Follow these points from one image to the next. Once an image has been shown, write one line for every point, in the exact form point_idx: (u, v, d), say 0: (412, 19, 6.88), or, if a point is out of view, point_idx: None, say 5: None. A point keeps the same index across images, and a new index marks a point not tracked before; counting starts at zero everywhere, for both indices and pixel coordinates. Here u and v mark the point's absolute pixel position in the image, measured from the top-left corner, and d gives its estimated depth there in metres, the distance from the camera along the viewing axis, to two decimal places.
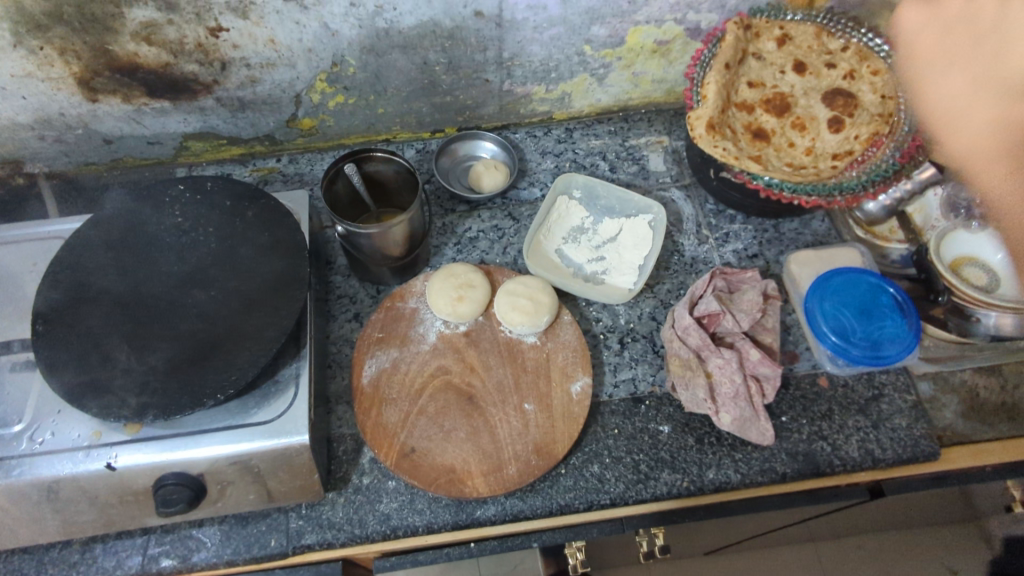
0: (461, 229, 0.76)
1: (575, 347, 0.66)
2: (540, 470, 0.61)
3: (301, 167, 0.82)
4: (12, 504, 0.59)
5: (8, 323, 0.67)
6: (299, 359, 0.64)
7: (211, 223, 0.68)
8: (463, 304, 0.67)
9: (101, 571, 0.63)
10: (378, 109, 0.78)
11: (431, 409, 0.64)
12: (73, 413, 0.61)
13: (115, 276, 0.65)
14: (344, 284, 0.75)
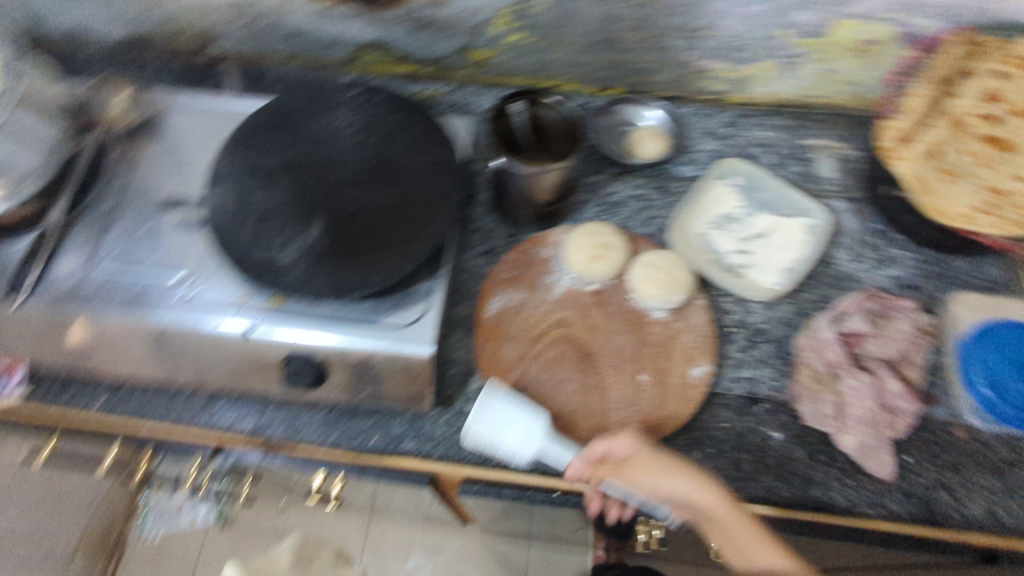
0: (608, 191, 0.74)
1: (704, 333, 0.65)
2: (643, 443, 0.61)
3: (463, 97, 0.81)
4: (157, 345, 0.64)
5: (179, 183, 0.71)
6: (435, 277, 0.65)
7: (376, 131, 0.69)
8: (600, 263, 0.67)
9: (219, 422, 0.69)
10: (553, 55, 0.77)
11: (547, 356, 0.65)
12: (226, 276, 0.65)
13: (282, 160, 0.67)
14: (481, 219, 0.74)
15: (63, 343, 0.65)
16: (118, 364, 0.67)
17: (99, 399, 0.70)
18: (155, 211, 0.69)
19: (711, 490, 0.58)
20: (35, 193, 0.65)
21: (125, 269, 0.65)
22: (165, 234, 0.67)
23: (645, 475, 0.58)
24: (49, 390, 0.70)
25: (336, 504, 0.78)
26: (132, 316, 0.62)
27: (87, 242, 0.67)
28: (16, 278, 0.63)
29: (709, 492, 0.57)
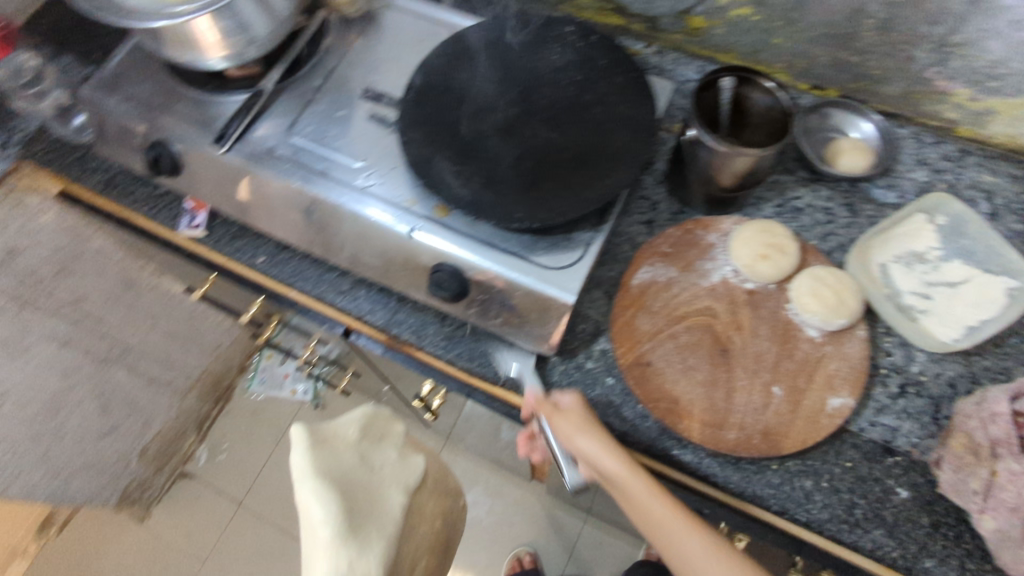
0: (792, 195, 0.71)
1: (854, 365, 0.61)
2: (757, 453, 0.59)
3: (665, 64, 0.80)
4: (326, 221, 0.67)
5: (381, 79, 0.73)
6: (596, 231, 0.64)
7: (580, 73, 0.68)
8: (764, 264, 0.63)
9: (356, 308, 0.72)
10: (775, 38, 0.72)
11: (683, 339, 0.63)
12: (403, 174, 0.67)
13: (479, 79, 0.68)
14: (651, 189, 0.74)
15: (246, 194, 0.71)
16: (285, 230, 0.72)
17: (260, 257, 0.75)
18: (357, 100, 0.71)
19: (612, 453, 0.58)
20: (255, 56, 0.69)
21: (316, 145, 0.68)
22: (355, 122, 0.70)
23: (564, 426, 0.59)
24: (226, 232, 0.77)
25: (434, 413, 0.87)
26: (315, 188, 0.65)
27: (284, 114, 0.71)
28: (222, 127, 0.69)
29: (613, 458, 0.58)
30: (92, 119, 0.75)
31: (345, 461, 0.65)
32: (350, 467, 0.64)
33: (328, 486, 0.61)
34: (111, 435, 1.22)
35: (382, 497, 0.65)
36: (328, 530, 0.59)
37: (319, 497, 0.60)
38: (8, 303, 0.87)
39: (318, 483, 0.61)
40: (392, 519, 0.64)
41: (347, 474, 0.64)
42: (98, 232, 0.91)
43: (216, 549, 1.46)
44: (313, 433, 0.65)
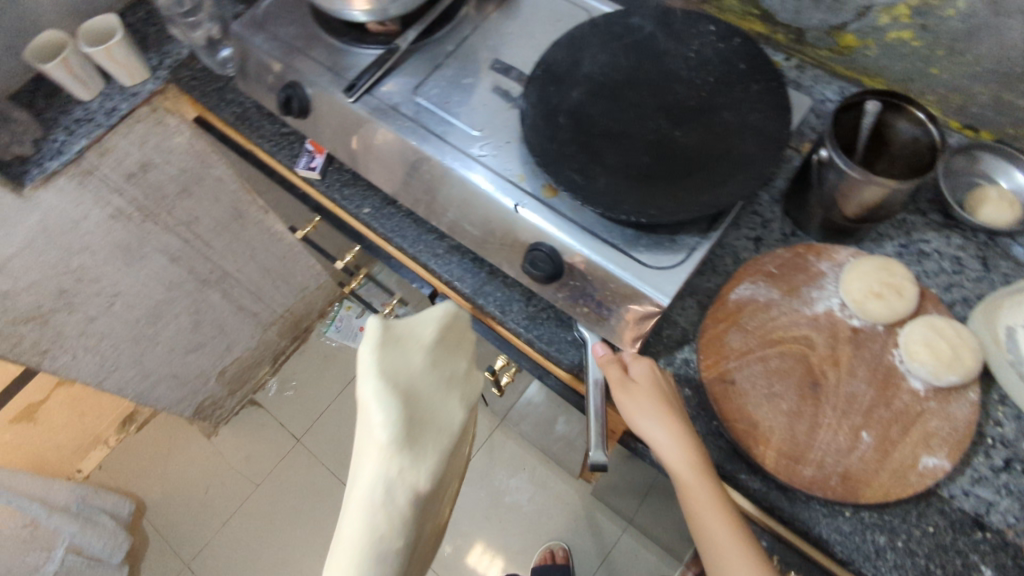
0: (919, 237, 0.68)
1: (958, 428, 0.57)
2: (832, 494, 0.56)
3: (803, 79, 0.78)
4: (435, 183, 0.69)
5: (512, 54, 0.73)
6: (703, 238, 0.62)
7: (714, 75, 0.66)
8: (877, 303, 0.60)
9: (446, 273, 0.73)
10: (933, 67, 0.70)
11: (773, 364, 0.60)
12: (517, 150, 0.67)
13: (611, 66, 0.67)
14: (766, 206, 0.72)
15: (364, 144, 0.73)
16: (393, 186, 0.74)
17: (366, 208, 0.78)
18: (486, 71, 0.72)
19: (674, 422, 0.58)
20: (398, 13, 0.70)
21: (438, 108, 0.70)
22: (480, 91, 0.71)
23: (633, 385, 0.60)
24: (338, 179, 0.80)
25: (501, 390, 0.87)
26: (431, 149, 0.67)
27: (413, 74, 0.72)
28: (354, 79, 0.71)
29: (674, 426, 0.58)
30: (236, 54, 0.80)
31: (406, 359, 0.49)
32: (408, 379, 0.48)
33: (395, 388, 0.46)
34: (197, 351, 1.30)
35: (449, 409, 0.49)
36: (384, 435, 0.44)
37: (381, 392, 0.46)
38: (134, 212, 0.94)
39: (389, 370, 0.47)
40: (446, 433, 0.47)
41: (412, 371, 0.48)
42: (221, 161, 0.97)
43: (270, 475, 1.52)
44: (387, 329, 0.50)
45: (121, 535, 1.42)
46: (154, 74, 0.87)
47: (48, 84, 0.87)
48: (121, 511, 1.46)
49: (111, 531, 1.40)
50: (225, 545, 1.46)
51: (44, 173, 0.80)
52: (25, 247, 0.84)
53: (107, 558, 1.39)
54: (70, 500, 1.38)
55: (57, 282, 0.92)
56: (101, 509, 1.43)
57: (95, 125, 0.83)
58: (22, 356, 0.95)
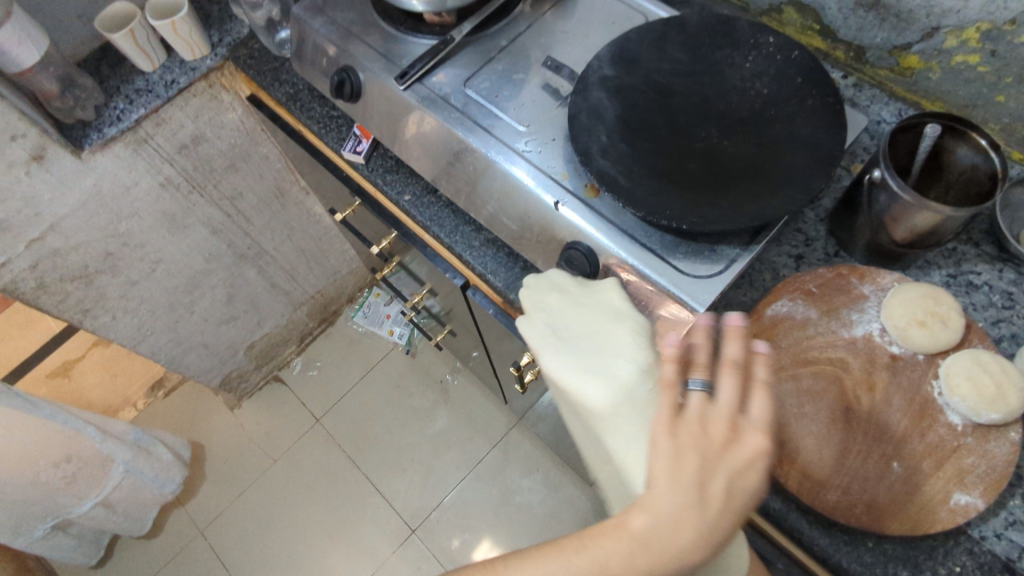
0: (970, 269, 0.66)
1: (997, 468, 0.54)
2: (856, 523, 0.54)
3: (859, 98, 0.76)
4: (477, 175, 0.69)
5: (564, 51, 0.73)
6: (743, 250, 0.61)
7: (768, 86, 0.65)
8: (920, 332, 0.58)
9: (480, 265, 0.74)
10: (999, 95, 0.68)
11: (805, 384, 0.59)
12: (562, 148, 0.67)
13: (663, 70, 0.67)
14: (811, 224, 0.70)
15: (411, 132, 0.74)
16: (435, 175, 0.74)
17: (406, 195, 0.79)
18: (538, 68, 0.72)
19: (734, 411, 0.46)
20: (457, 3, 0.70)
21: (487, 101, 0.70)
22: (529, 87, 0.71)
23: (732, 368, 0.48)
24: (381, 164, 0.81)
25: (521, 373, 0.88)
26: (477, 141, 0.67)
27: (464, 66, 0.73)
28: (406, 66, 0.72)
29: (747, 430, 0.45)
30: (294, 35, 0.81)
31: (582, 331, 0.57)
32: (600, 356, 0.55)
33: (596, 362, 0.55)
34: (229, 323, 1.33)
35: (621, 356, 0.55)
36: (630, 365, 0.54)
37: (588, 369, 0.55)
38: (182, 182, 0.97)
39: (573, 356, 0.56)
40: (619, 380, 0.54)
41: (596, 341, 0.56)
42: (269, 140, 1.02)
43: (288, 451, 1.55)
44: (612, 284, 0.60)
45: (173, 469, 1.44)
46: (213, 51, 0.89)
47: (113, 53, 0.89)
48: (175, 447, 1.48)
49: (163, 465, 1.40)
50: (239, 516, 1.49)
51: (102, 139, 0.83)
52: (78, 208, 0.87)
53: (155, 492, 1.41)
54: (131, 433, 1.33)
55: (105, 244, 0.95)
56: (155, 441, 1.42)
57: (155, 96, 0.86)
58: (65, 312, 0.98)
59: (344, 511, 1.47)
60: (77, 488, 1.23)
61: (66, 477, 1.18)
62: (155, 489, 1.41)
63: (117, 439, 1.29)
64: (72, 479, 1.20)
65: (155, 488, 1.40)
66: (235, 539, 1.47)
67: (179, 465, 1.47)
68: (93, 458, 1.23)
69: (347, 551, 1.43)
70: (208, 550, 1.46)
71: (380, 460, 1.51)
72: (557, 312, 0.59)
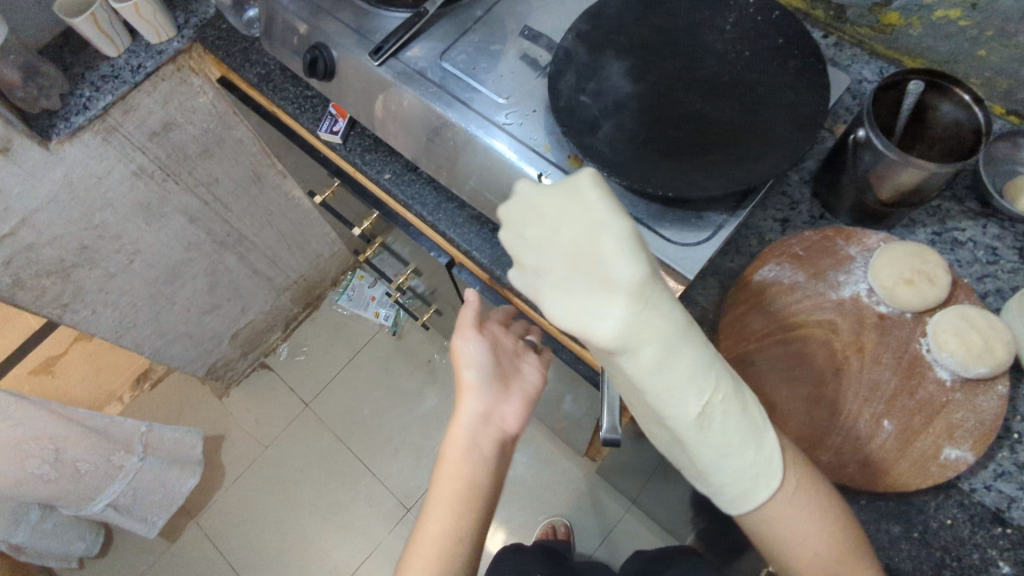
0: (955, 225, 0.66)
1: (984, 422, 0.55)
2: (850, 482, 0.55)
3: (841, 58, 0.76)
4: (458, 151, 0.68)
5: (542, 19, 0.71)
6: (729, 216, 0.60)
7: (749, 48, 0.64)
8: (908, 290, 0.58)
9: (466, 242, 0.72)
10: (981, 49, 0.68)
11: (795, 347, 0.59)
12: (542, 119, 0.65)
13: (643, 35, 0.66)
14: (795, 187, 0.70)
15: (387, 109, 0.72)
16: (415, 151, 0.73)
17: (386, 173, 0.77)
18: (515, 37, 0.70)
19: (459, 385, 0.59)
20: None
21: (465, 74, 0.68)
22: (507, 58, 0.69)
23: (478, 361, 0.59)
24: (359, 143, 0.79)
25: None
26: (456, 116, 0.66)
27: (440, 38, 0.71)
28: (380, 41, 0.70)
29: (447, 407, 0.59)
30: (263, 13, 0.79)
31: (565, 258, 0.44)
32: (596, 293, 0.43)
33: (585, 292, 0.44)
34: (213, 312, 1.32)
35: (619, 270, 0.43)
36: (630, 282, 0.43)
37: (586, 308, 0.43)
38: (156, 170, 0.95)
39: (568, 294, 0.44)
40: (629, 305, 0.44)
41: (579, 268, 0.43)
42: (243, 123, 0.98)
43: (279, 438, 1.54)
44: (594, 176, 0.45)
45: (188, 466, 1.43)
46: (180, 32, 0.86)
47: (75, 38, 0.86)
48: (192, 446, 1.46)
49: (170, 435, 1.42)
50: (234, 504, 1.49)
51: (70, 128, 0.81)
52: (50, 201, 0.85)
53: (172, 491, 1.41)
54: (139, 437, 1.32)
55: (80, 237, 0.92)
56: (170, 441, 1.41)
57: (121, 82, 0.83)
58: (44, 308, 0.97)
59: (339, 494, 1.47)
60: (79, 495, 1.23)
61: (72, 472, 1.18)
62: (172, 489, 1.40)
63: (121, 446, 1.27)
64: (71, 488, 1.20)
65: (171, 488, 1.40)
66: (231, 527, 1.47)
67: (193, 462, 1.45)
68: (93, 466, 1.22)
69: (344, 533, 1.43)
70: (204, 539, 1.46)
71: (373, 443, 1.51)
72: (526, 245, 0.45)
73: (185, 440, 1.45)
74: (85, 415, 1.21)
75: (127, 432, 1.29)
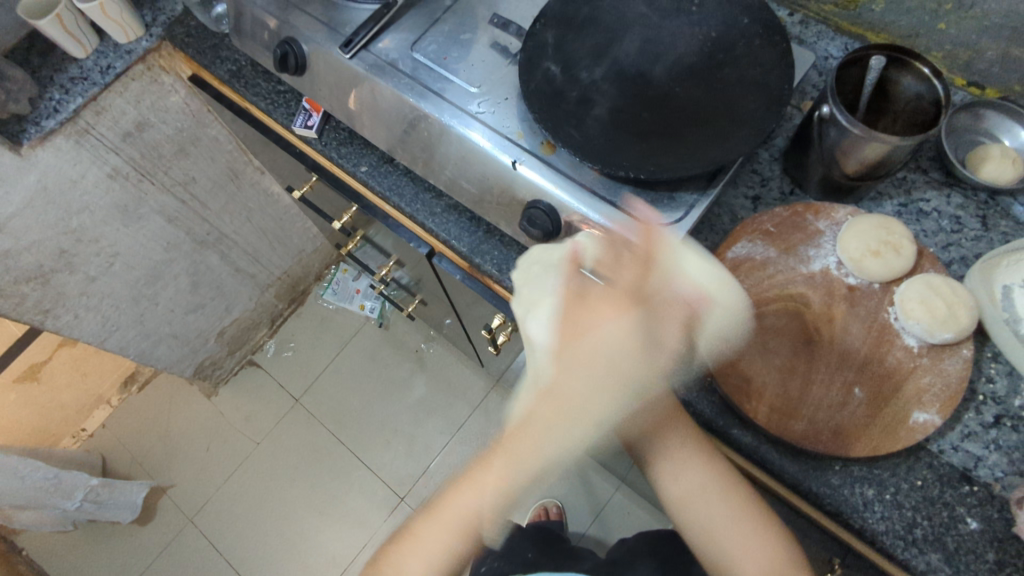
0: (920, 196, 0.68)
1: (951, 384, 0.57)
2: (824, 448, 0.56)
3: (807, 35, 0.77)
4: (432, 141, 0.68)
5: (511, 6, 0.72)
6: (700, 196, 0.61)
7: (716, 29, 0.65)
8: (875, 261, 0.60)
9: (444, 231, 0.73)
10: (941, 22, 0.70)
11: (768, 321, 0.60)
12: (515, 106, 0.66)
13: (613, 19, 0.66)
14: (765, 164, 0.71)
15: (361, 103, 0.72)
16: (391, 143, 0.73)
17: (362, 166, 0.77)
18: (484, 25, 0.71)
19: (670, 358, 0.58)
20: None
21: (436, 64, 0.69)
22: (477, 46, 0.69)
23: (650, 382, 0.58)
24: (334, 137, 0.79)
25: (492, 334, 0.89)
26: (429, 106, 0.66)
27: (409, 29, 0.71)
28: (350, 34, 0.70)
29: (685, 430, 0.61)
30: (230, 10, 0.78)
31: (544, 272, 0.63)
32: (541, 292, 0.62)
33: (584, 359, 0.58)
34: (197, 312, 1.32)
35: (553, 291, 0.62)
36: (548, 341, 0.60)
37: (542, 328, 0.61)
38: (131, 171, 0.94)
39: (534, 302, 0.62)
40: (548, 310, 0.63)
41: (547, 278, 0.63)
42: (216, 121, 0.98)
43: (269, 434, 1.55)
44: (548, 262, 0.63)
45: (122, 512, 1.43)
46: (148, 31, 0.86)
47: (41, 41, 0.85)
48: (133, 496, 1.45)
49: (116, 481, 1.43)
50: (227, 501, 1.50)
51: (41, 132, 0.80)
52: (24, 207, 0.84)
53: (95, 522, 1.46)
54: (80, 483, 1.36)
55: (58, 241, 0.92)
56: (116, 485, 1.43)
57: (91, 83, 0.83)
58: (24, 315, 0.96)
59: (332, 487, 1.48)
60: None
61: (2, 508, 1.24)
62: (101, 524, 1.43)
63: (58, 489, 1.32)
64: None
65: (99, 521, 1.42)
66: (226, 524, 1.48)
67: (130, 508, 1.44)
68: (24, 503, 1.28)
69: (339, 524, 1.45)
70: (200, 537, 1.47)
71: (364, 434, 1.52)
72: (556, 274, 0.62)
73: (129, 488, 1.44)
74: (30, 465, 1.26)
75: (71, 480, 1.33)
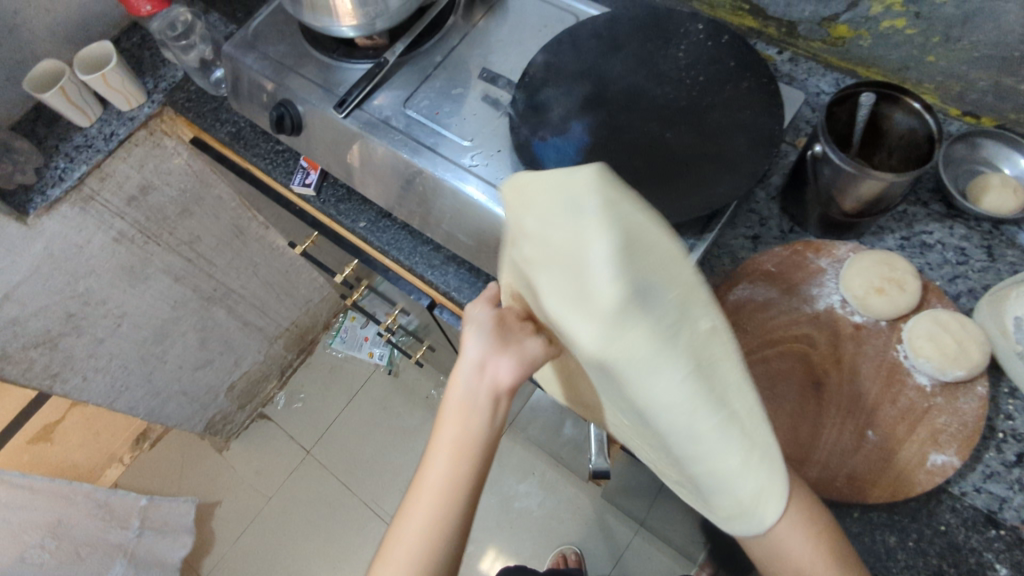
0: (922, 228, 0.67)
1: (968, 423, 0.55)
2: (840, 495, 0.55)
3: (797, 72, 0.78)
4: (428, 196, 0.69)
5: (502, 59, 0.73)
6: (697, 240, 0.61)
7: (703, 74, 0.65)
8: (880, 298, 0.59)
9: (444, 284, 0.73)
10: (929, 55, 0.70)
11: (773, 364, 0.59)
12: (507, 159, 0.67)
13: (600, 68, 0.67)
14: (763, 203, 0.71)
15: (356, 159, 0.73)
16: (387, 198, 0.74)
17: (361, 222, 0.78)
18: (474, 79, 0.72)
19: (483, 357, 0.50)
20: (360, 32, 0.70)
21: (429, 120, 0.70)
22: (470, 101, 0.70)
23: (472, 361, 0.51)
24: (333, 194, 0.80)
25: None
26: (422, 161, 0.67)
27: (402, 87, 0.72)
28: (344, 94, 0.71)
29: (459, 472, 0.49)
30: (228, 74, 0.80)
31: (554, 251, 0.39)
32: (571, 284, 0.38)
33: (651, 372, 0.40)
34: (205, 368, 1.32)
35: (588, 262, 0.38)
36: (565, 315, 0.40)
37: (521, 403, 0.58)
38: (136, 234, 0.96)
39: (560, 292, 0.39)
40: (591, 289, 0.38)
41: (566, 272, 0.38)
42: (219, 180, 0.99)
43: (281, 487, 1.53)
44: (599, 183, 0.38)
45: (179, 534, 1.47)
46: (150, 98, 0.87)
47: (47, 112, 0.87)
48: (183, 516, 1.49)
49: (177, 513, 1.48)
50: (241, 558, 1.47)
51: (47, 201, 0.82)
52: (31, 274, 0.86)
53: None
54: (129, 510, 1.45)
55: (65, 306, 0.93)
56: (168, 510, 1.49)
57: (95, 151, 0.84)
58: (33, 380, 0.97)
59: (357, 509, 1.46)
60: None
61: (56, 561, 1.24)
62: None
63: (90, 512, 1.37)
64: None
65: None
66: None
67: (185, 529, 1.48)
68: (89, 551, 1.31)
69: None
70: None
71: (376, 484, 1.50)
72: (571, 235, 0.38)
73: (179, 510, 1.49)
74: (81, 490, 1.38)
75: (120, 504, 1.44)
